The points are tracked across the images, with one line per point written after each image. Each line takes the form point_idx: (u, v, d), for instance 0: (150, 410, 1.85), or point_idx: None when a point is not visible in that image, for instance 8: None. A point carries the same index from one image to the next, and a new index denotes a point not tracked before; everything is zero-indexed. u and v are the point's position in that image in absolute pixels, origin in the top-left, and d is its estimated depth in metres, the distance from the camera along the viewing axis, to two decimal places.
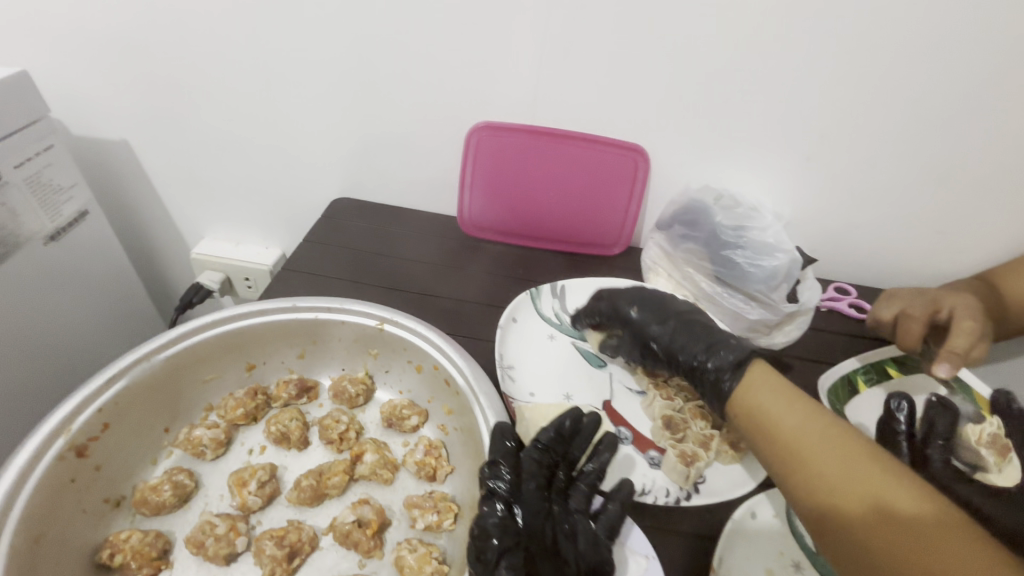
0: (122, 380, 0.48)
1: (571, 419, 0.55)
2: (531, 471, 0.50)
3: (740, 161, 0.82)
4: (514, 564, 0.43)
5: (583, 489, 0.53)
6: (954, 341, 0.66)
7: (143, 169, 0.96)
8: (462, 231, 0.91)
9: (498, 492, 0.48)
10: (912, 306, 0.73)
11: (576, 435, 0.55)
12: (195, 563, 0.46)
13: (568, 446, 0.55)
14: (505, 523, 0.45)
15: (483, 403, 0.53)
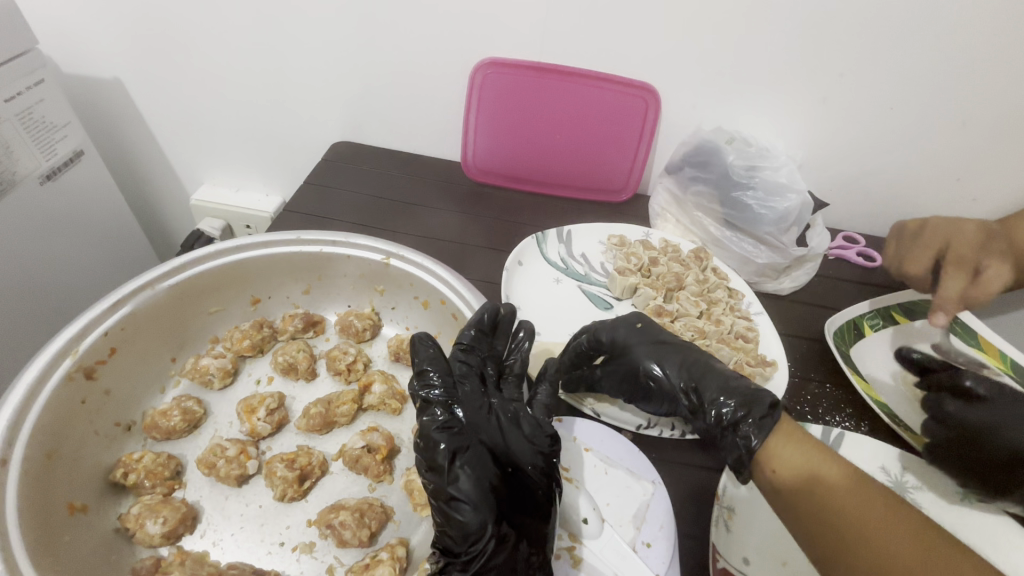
0: (126, 306, 0.48)
1: (491, 311, 0.50)
2: (465, 369, 0.46)
3: (755, 102, 0.79)
4: (473, 463, 0.40)
5: (514, 379, 0.50)
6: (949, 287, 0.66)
7: (138, 110, 0.94)
8: (467, 176, 0.89)
9: (433, 399, 0.42)
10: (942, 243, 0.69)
11: (495, 330, 0.51)
12: (208, 484, 0.46)
13: (489, 337, 0.50)
14: (449, 430, 0.40)
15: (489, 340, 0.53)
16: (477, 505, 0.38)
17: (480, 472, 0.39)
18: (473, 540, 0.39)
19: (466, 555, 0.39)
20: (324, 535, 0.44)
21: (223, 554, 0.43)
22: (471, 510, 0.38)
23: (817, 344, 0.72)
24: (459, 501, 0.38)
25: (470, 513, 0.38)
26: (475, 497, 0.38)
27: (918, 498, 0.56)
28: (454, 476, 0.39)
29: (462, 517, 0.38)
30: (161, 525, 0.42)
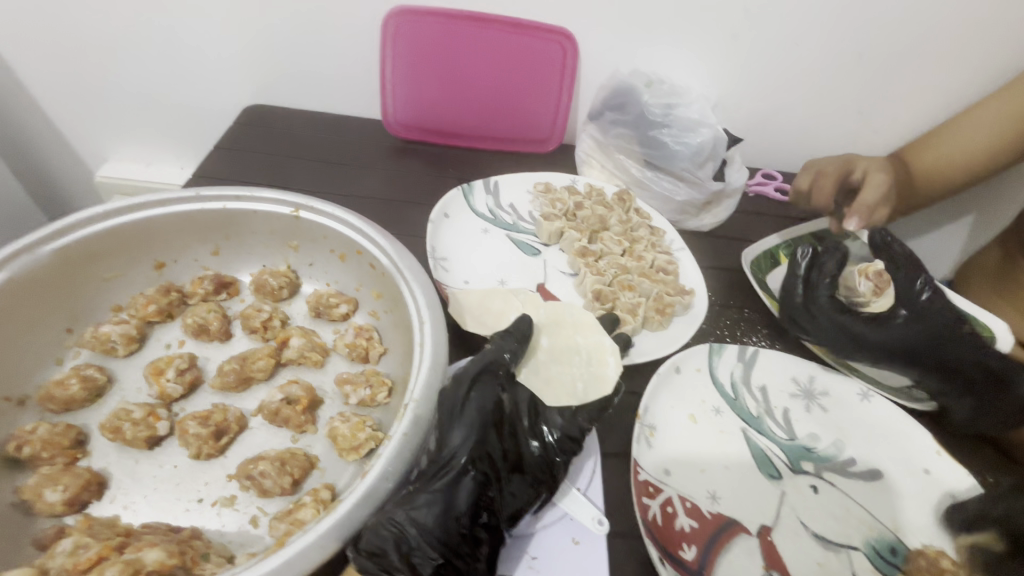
0: (3, 273, 0.44)
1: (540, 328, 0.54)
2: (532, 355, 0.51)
3: (668, 42, 0.80)
4: (484, 409, 0.44)
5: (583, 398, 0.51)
6: (865, 197, 0.75)
7: (18, 81, 0.85)
8: (389, 133, 0.87)
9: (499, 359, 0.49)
10: (829, 167, 0.79)
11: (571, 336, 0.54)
12: (114, 450, 0.44)
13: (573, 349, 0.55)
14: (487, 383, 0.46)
15: (424, 328, 0.48)
16: (472, 428, 0.43)
17: (484, 407, 0.44)
18: (451, 459, 0.41)
19: (431, 479, 0.40)
20: (244, 487, 0.44)
21: (135, 516, 0.41)
22: (464, 431, 0.42)
23: (736, 273, 0.75)
24: (458, 419, 0.43)
25: (462, 430, 0.42)
26: (471, 420, 0.43)
27: (824, 403, 0.60)
28: (462, 403, 0.44)
29: (454, 431, 0.43)
30: (61, 492, 0.40)
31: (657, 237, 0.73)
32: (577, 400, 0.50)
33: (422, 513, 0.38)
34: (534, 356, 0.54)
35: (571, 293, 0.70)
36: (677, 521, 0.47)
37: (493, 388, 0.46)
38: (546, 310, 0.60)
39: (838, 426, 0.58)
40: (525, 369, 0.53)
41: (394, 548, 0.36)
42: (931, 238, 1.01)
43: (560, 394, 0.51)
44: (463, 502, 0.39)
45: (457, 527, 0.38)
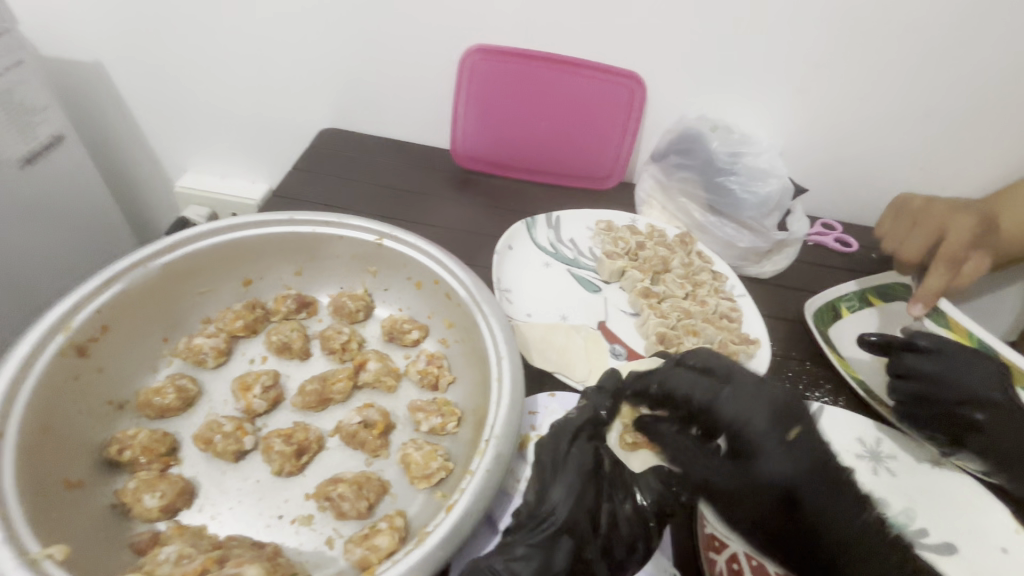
0: (118, 284, 0.48)
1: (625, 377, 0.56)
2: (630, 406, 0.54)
3: (735, 91, 0.81)
4: (584, 468, 0.47)
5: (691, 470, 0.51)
6: (970, 271, 0.70)
7: (118, 96, 0.92)
8: (455, 162, 0.90)
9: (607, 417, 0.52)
10: (908, 245, 0.74)
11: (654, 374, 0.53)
12: (204, 459, 0.46)
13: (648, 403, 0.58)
14: (586, 443, 0.48)
15: (504, 368, 0.48)
16: (572, 485, 0.45)
17: (583, 464, 0.47)
18: (550, 516, 0.44)
19: (530, 534, 0.43)
20: (322, 508, 0.45)
21: (222, 528, 0.43)
22: (564, 489, 0.45)
23: (797, 325, 0.74)
24: (558, 475, 0.46)
25: (561, 487, 0.45)
26: (571, 478, 0.46)
27: (892, 466, 0.58)
28: (561, 460, 0.47)
29: (554, 489, 0.46)
30: (158, 498, 0.42)
31: (719, 284, 0.74)
32: (662, 466, 0.54)
33: (520, 565, 0.41)
34: (627, 409, 0.57)
35: (631, 333, 0.70)
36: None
37: (592, 444, 0.48)
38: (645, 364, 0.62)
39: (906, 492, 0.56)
40: (618, 426, 0.56)
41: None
42: (996, 298, 0.98)
43: (649, 458, 0.55)
44: (561, 562, 0.42)
45: None
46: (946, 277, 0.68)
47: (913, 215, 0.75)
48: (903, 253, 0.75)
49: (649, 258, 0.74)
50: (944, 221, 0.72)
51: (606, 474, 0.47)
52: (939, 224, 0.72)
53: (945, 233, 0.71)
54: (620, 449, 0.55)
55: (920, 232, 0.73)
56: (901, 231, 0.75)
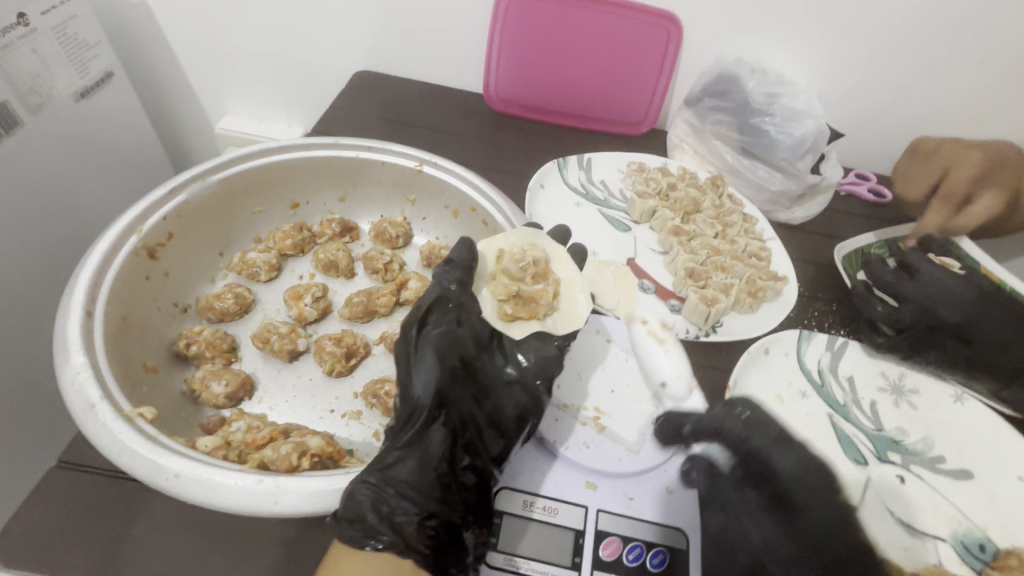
0: (181, 195, 0.51)
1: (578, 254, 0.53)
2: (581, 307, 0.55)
3: (779, 33, 0.79)
4: (444, 351, 0.41)
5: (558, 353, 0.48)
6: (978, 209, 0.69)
7: (162, 36, 0.94)
8: (488, 105, 0.91)
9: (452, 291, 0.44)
10: (917, 184, 0.77)
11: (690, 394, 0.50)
12: (261, 358, 0.51)
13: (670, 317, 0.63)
14: (444, 325, 0.42)
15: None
16: (431, 372, 0.40)
17: (443, 349, 0.41)
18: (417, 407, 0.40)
19: (401, 434, 0.39)
20: (370, 405, 0.48)
21: (279, 417, 0.47)
22: (426, 377, 0.40)
23: (825, 268, 0.74)
24: (417, 365, 0.41)
25: (423, 378, 0.40)
26: (431, 366, 0.40)
27: (913, 400, 0.59)
28: (419, 349, 0.41)
29: (415, 379, 0.40)
30: (224, 386, 0.46)
31: (751, 226, 0.75)
32: (545, 329, 0.46)
33: (400, 469, 0.37)
34: (495, 283, 0.47)
35: (660, 270, 0.71)
36: None
37: (449, 324, 0.42)
38: (514, 237, 0.50)
39: (926, 423, 0.57)
40: (491, 298, 0.46)
41: (374, 510, 0.35)
42: None
43: (528, 326, 0.46)
44: (437, 449, 0.39)
45: (435, 475, 0.38)
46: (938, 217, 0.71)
47: (925, 156, 0.77)
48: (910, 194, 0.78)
49: (680, 198, 0.75)
50: (947, 163, 0.73)
51: (470, 356, 0.43)
52: (941, 165, 0.73)
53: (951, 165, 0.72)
54: (496, 322, 0.45)
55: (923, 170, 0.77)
56: (914, 171, 0.78)
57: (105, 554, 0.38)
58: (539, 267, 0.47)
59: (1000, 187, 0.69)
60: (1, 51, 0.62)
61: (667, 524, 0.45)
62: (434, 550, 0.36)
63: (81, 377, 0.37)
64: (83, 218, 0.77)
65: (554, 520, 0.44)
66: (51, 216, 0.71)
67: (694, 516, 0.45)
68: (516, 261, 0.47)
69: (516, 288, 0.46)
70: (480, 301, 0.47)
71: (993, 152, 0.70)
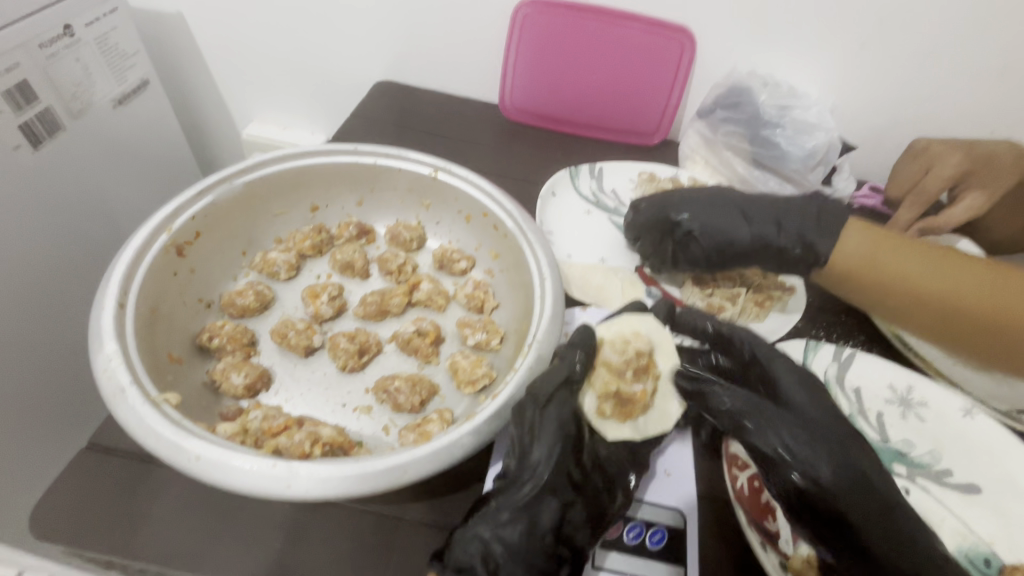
0: (209, 196, 0.54)
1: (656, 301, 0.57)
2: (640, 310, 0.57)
3: (791, 46, 0.80)
4: (564, 424, 0.44)
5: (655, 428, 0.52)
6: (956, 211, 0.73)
7: (195, 46, 0.99)
8: (503, 114, 0.93)
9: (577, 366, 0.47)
10: (903, 180, 0.79)
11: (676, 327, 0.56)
12: (279, 352, 0.53)
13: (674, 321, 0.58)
14: (565, 398, 0.45)
15: (547, 287, 0.53)
16: (553, 444, 0.43)
17: (565, 424, 0.44)
18: (533, 476, 0.42)
19: (513, 495, 0.41)
20: (380, 400, 0.50)
21: (294, 408, 0.49)
22: (547, 450, 0.43)
23: None
24: (539, 435, 0.43)
25: (543, 446, 0.43)
26: (553, 439, 0.43)
27: (921, 413, 0.59)
28: (541, 419, 0.44)
29: (535, 447, 0.43)
30: (243, 378, 0.48)
31: None
32: (637, 434, 0.48)
33: (508, 532, 0.40)
34: (596, 375, 0.50)
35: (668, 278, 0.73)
36: (764, 495, 0.47)
37: (572, 401, 0.45)
38: (617, 325, 0.52)
39: (934, 436, 0.57)
40: (592, 394, 0.49)
41: (486, 571, 0.38)
42: None
43: (621, 427, 0.48)
44: (548, 520, 0.41)
45: (542, 543, 0.40)
46: (916, 211, 0.75)
47: (912, 153, 0.79)
48: (891, 193, 0.81)
49: None
50: (932, 161, 0.76)
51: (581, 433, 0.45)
52: (926, 163, 0.77)
53: (935, 163, 0.75)
54: (593, 417, 0.48)
55: (911, 165, 0.79)
56: (901, 168, 0.80)
57: (128, 532, 0.41)
58: (640, 363, 0.50)
59: (980, 190, 0.74)
60: (48, 59, 0.66)
61: (667, 506, 0.47)
62: None
63: (113, 363, 0.40)
64: (114, 218, 0.80)
65: None
66: (85, 216, 0.74)
67: (692, 500, 0.48)
68: (619, 355, 0.50)
69: (615, 388, 0.49)
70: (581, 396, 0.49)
71: (976, 153, 0.74)
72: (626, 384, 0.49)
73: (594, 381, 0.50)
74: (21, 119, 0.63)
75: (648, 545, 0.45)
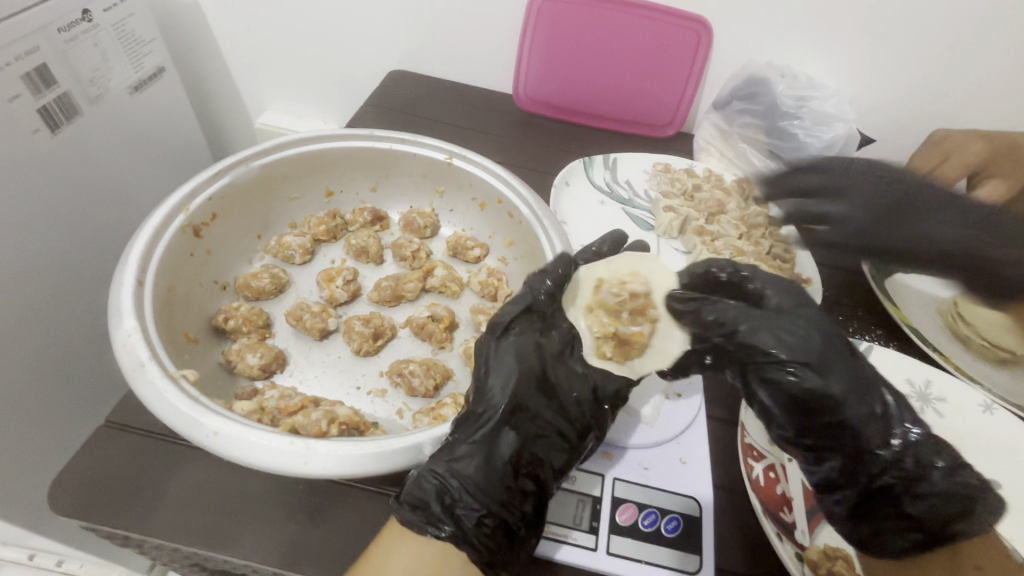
0: (226, 177, 0.54)
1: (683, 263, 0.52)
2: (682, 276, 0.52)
3: (810, 37, 0.79)
4: (520, 357, 0.43)
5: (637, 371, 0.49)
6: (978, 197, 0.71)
7: (210, 34, 0.99)
8: (517, 105, 0.92)
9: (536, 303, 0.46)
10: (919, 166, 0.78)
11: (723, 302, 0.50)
12: (294, 335, 0.53)
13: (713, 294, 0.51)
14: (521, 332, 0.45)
15: None
16: (508, 376, 0.42)
17: (523, 353, 0.44)
18: (489, 409, 0.41)
19: (469, 427, 0.41)
20: (395, 383, 0.50)
21: (308, 390, 0.49)
22: (505, 383, 0.42)
23: (851, 273, 0.73)
24: (495, 367, 0.43)
25: (500, 379, 0.42)
26: (512, 372, 0.42)
27: (940, 408, 0.58)
28: (500, 353, 0.44)
29: (492, 381, 0.42)
30: (259, 359, 0.48)
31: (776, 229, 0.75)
32: (638, 373, 0.48)
33: (463, 464, 0.39)
34: (593, 318, 0.49)
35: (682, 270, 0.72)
36: (780, 486, 0.48)
37: (531, 336, 0.45)
38: (613, 266, 0.52)
39: (953, 432, 0.56)
40: (590, 335, 0.49)
41: (441, 505, 0.38)
42: None
43: (623, 367, 0.48)
44: (503, 451, 0.40)
45: (500, 473, 0.39)
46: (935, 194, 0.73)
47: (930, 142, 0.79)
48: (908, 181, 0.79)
49: (705, 200, 0.76)
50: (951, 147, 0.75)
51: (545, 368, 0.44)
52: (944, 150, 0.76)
53: (953, 151, 0.75)
54: (593, 358, 0.48)
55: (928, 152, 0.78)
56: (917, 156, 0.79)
57: (143, 509, 0.41)
58: (636, 304, 0.50)
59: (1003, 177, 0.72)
60: (67, 43, 0.66)
61: (683, 494, 0.46)
62: (489, 547, 0.38)
63: (132, 339, 0.40)
64: (129, 203, 0.81)
65: (574, 488, 0.46)
66: (101, 201, 0.75)
67: (708, 490, 0.47)
68: (613, 295, 0.49)
69: (614, 328, 0.48)
70: (580, 336, 0.49)
71: (997, 142, 0.73)
72: (625, 325, 0.49)
73: (590, 323, 0.49)
74: (40, 103, 0.63)
75: (664, 533, 0.44)
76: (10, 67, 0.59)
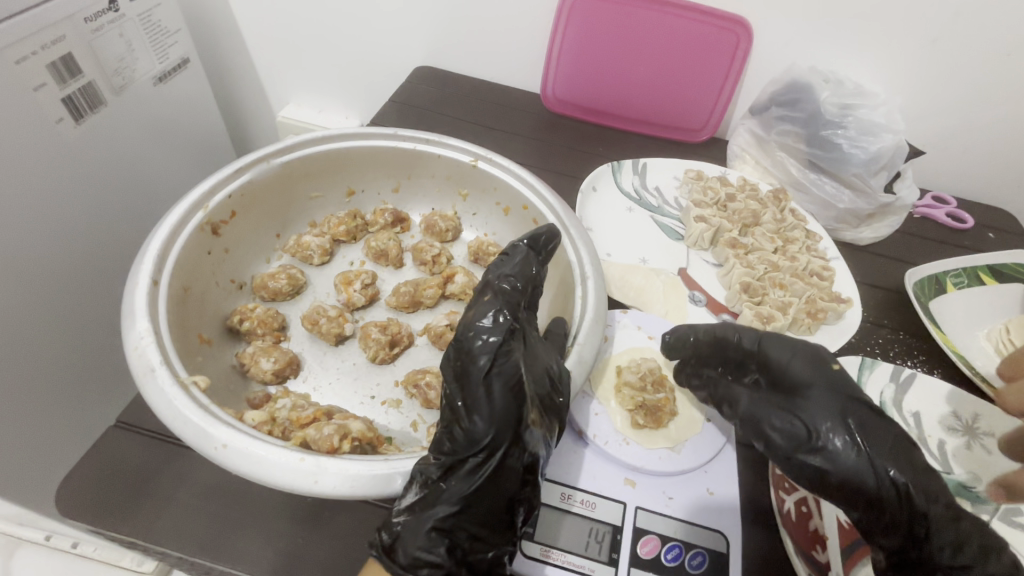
0: (246, 175, 0.53)
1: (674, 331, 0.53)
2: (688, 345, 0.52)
3: (857, 41, 0.75)
4: (507, 384, 0.36)
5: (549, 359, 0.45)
6: None
7: (237, 26, 0.98)
8: (544, 106, 0.90)
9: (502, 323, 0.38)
10: None
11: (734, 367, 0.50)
12: (309, 339, 0.52)
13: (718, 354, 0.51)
14: (496, 353, 0.37)
15: (590, 287, 0.50)
16: (496, 409, 0.36)
17: (514, 385, 0.36)
18: (478, 445, 0.36)
19: (461, 471, 0.36)
20: (410, 394, 0.48)
21: (321, 399, 0.48)
22: (488, 415, 0.36)
23: (893, 294, 0.69)
24: (476, 403, 0.36)
25: (485, 414, 0.36)
26: (497, 403, 0.36)
27: (988, 444, 0.54)
28: (478, 385, 0.36)
29: (477, 417, 0.36)
30: (273, 363, 0.47)
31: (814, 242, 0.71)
32: (673, 441, 0.48)
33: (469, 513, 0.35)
34: (619, 398, 0.51)
35: (712, 282, 0.69)
36: (813, 522, 0.44)
37: (511, 357, 0.37)
38: (626, 353, 0.55)
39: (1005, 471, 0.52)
40: (619, 410, 0.50)
41: (448, 554, 0.35)
42: None
43: (656, 435, 0.49)
44: (509, 487, 0.36)
45: (503, 509, 0.36)
46: None
47: None
48: None
49: (738, 210, 0.73)
50: None
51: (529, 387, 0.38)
52: None
53: None
54: (628, 431, 0.49)
55: None
56: None
57: (148, 515, 0.40)
58: (655, 376, 0.52)
59: None
60: (93, 33, 0.65)
61: (707, 527, 0.44)
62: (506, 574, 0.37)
63: (144, 342, 0.39)
64: (151, 195, 0.81)
65: (593, 515, 0.44)
66: (123, 191, 0.75)
67: (736, 524, 0.44)
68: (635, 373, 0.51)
69: (641, 399, 0.50)
70: (609, 413, 0.50)
71: None
72: (649, 396, 0.50)
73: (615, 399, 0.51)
74: (64, 92, 0.63)
75: (687, 569, 0.41)
76: (36, 56, 0.59)
